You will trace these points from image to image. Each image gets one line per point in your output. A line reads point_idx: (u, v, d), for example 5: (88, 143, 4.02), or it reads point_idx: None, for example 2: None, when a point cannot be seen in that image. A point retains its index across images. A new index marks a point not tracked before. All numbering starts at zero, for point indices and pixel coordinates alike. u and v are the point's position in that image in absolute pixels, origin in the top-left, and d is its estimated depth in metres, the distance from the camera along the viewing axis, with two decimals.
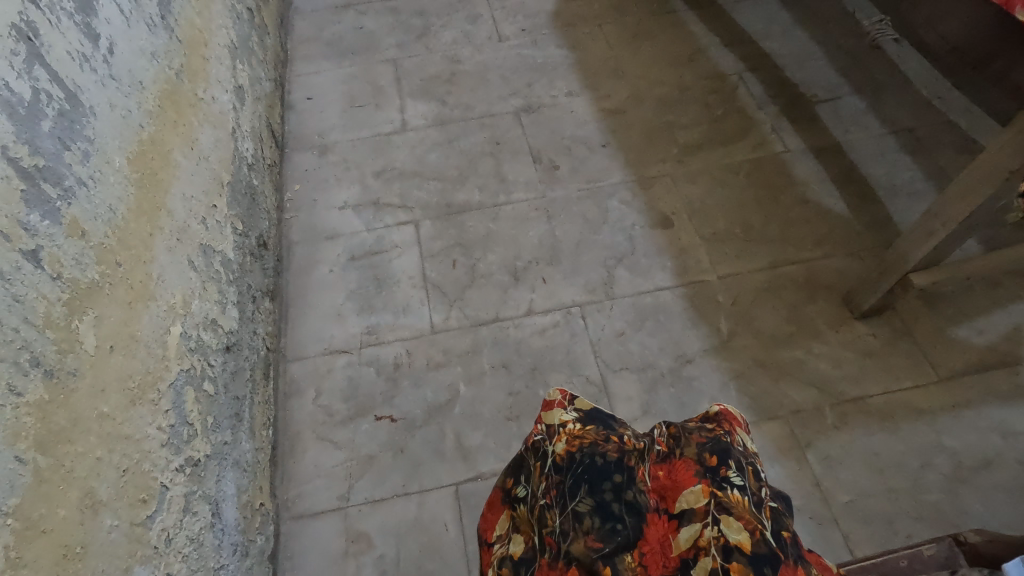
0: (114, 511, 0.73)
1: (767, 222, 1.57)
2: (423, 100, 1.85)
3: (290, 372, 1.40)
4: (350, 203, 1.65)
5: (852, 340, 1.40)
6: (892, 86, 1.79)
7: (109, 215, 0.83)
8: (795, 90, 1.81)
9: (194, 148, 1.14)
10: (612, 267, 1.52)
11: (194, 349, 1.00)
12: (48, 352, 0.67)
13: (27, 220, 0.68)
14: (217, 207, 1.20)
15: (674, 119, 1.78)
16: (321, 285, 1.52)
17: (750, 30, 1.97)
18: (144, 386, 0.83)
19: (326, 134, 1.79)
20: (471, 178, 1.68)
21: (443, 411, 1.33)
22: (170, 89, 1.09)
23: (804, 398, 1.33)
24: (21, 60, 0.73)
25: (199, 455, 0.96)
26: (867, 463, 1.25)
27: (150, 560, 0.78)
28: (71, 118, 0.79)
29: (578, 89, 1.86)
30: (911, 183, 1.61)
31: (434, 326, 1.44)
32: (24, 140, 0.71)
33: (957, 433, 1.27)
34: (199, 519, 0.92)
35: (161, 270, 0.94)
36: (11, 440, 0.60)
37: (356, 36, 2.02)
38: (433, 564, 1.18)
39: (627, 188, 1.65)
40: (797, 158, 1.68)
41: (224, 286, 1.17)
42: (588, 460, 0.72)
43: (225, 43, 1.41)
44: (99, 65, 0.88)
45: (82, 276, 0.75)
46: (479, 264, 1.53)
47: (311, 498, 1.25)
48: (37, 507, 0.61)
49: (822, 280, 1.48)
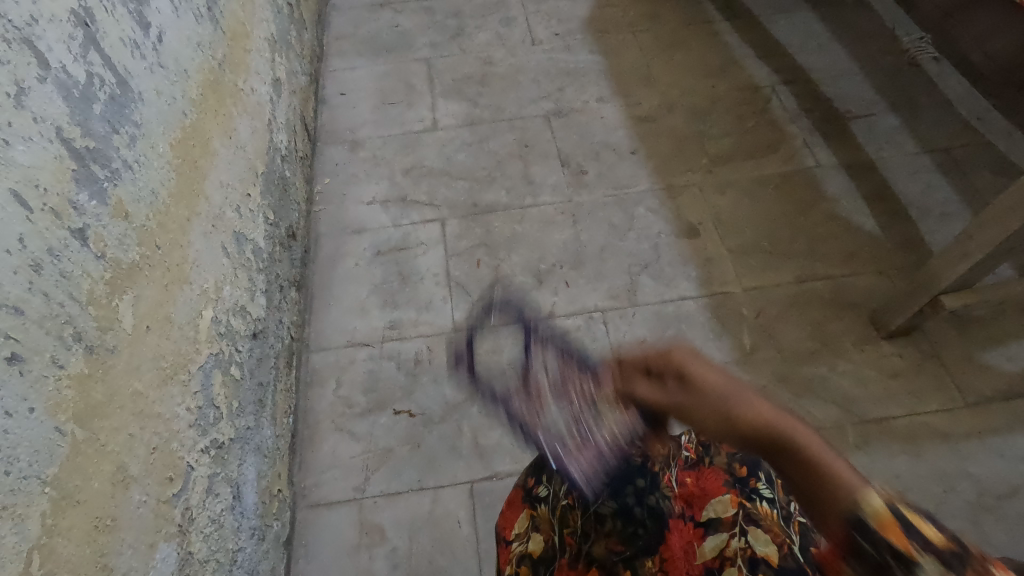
0: (143, 487, 0.75)
1: (796, 236, 1.56)
2: (454, 100, 1.87)
3: (312, 362, 1.42)
4: (377, 198, 1.67)
5: (878, 359, 1.38)
6: (929, 105, 1.77)
7: (150, 198, 0.85)
8: (829, 105, 1.80)
9: (232, 137, 1.16)
10: (636, 274, 1.52)
11: (223, 333, 1.02)
12: (88, 328, 0.69)
13: (76, 199, 0.70)
14: (251, 195, 1.22)
15: (705, 129, 1.77)
16: (346, 278, 1.54)
17: (785, 43, 1.95)
18: (175, 367, 0.85)
19: (357, 129, 1.81)
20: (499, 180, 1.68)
21: (461, 409, 1.34)
22: (213, 78, 1.11)
23: (826, 415, 1.31)
24: (78, 45, 0.75)
25: (224, 438, 0.97)
26: (888, 486, 1.23)
27: (174, 538, 0.80)
28: (120, 102, 0.82)
29: (609, 96, 1.86)
30: (945, 204, 1.59)
31: (455, 324, 1.45)
32: (77, 122, 0.73)
33: (982, 459, 1.25)
34: (221, 501, 0.94)
35: (197, 254, 0.96)
36: (52, 412, 0.61)
37: (391, 34, 2.05)
38: (444, 561, 1.19)
39: (654, 197, 1.65)
40: (829, 174, 1.66)
41: (253, 273, 1.19)
42: (611, 463, 0.74)
43: (265, 37, 1.43)
44: (148, 53, 0.91)
45: (123, 257, 0.77)
46: (503, 265, 1.54)
47: (327, 487, 1.27)
48: (72, 479, 0.63)
49: (849, 298, 1.46)
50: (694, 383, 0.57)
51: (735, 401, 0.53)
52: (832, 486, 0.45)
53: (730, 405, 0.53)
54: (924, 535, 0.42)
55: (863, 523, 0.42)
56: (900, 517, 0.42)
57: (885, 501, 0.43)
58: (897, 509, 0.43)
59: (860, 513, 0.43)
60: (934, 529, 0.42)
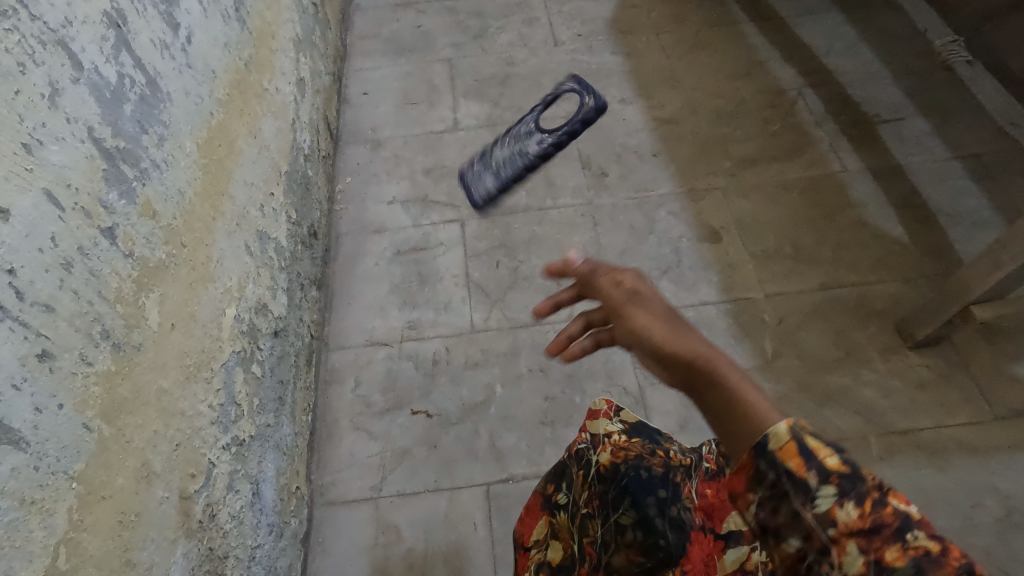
0: (166, 483, 0.76)
1: (820, 242, 1.54)
2: (475, 101, 1.87)
3: (331, 360, 1.43)
4: (398, 198, 1.67)
5: (904, 369, 1.35)
6: (961, 109, 1.73)
7: (177, 197, 0.86)
8: (856, 108, 1.76)
9: (257, 137, 1.17)
10: (656, 278, 1.50)
11: (245, 332, 1.03)
12: (116, 326, 0.70)
13: (106, 198, 0.71)
14: (274, 194, 1.23)
15: (728, 132, 1.75)
16: (366, 277, 1.55)
17: (812, 45, 1.92)
18: (198, 364, 0.86)
19: (379, 129, 1.82)
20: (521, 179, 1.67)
21: (478, 411, 1.34)
22: (239, 78, 1.12)
23: (849, 426, 1.29)
24: (110, 46, 0.76)
25: (244, 435, 0.98)
26: (913, 499, 1.21)
27: (194, 534, 0.81)
28: (149, 103, 0.83)
29: (631, 98, 1.84)
30: (976, 212, 1.55)
31: (474, 326, 1.45)
32: (108, 121, 0.74)
33: (1011, 475, 1.22)
34: (241, 497, 0.95)
35: (221, 253, 0.97)
36: (80, 408, 0.62)
37: (413, 34, 2.05)
38: (459, 563, 1.18)
39: (676, 200, 1.63)
40: (855, 179, 1.63)
41: (276, 272, 1.20)
42: (633, 473, 0.71)
43: (290, 37, 1.44)
44: (176, 54, 0.92)
45: (151, 255, 0.78)
46: (522, 267, 1.53)
47: (344, 486, 1.27)
48: (98, 474, 0.64)
49: (875, 306, 1.43)
50: (647, 306, 0.57)
51: (678, 330, 0.53)
52: (749, 413, 0.44)
53: (675, 332, 0.53)
54: (822, 463, 0.41)
55: (763, 445, 0.42)
56: (801, 446, 0.41)
57: (791, 431, 0.42)
58: (800, 438, 0.42)
59: (762, 437, 0.43)
60: (835, 458, 0.41)
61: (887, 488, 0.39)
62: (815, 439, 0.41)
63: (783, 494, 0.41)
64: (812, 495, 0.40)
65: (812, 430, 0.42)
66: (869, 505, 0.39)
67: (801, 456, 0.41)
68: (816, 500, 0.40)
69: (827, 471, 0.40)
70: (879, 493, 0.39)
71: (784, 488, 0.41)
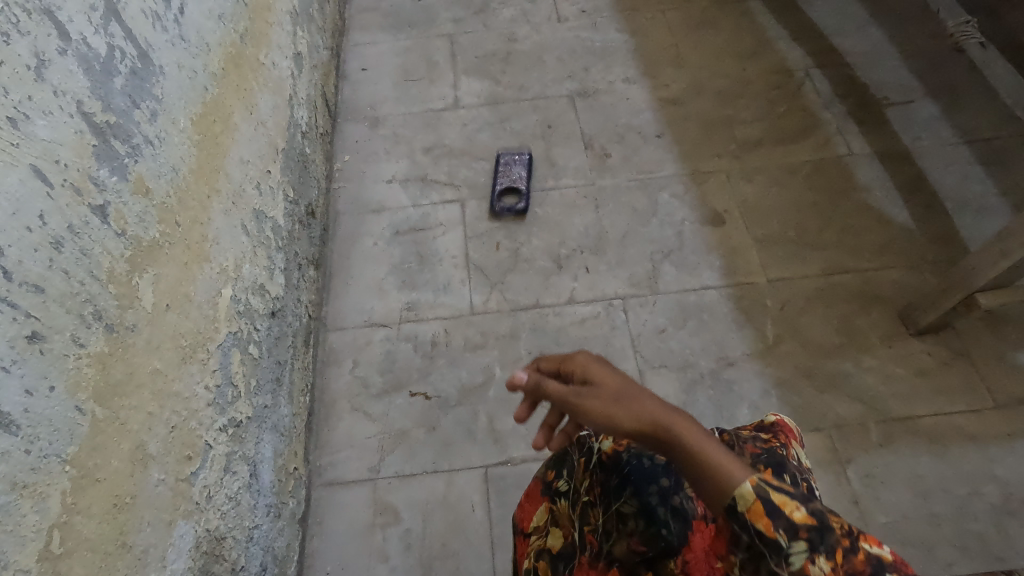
0: (161, 465, 0.75)
1: (825, 227, 1.52)
2: (476, 78, 1.83)
3: (329, 341, 1.42)
4: (397, 177, 1.65)
5: (905, 356, 1.34)
6: (971, 92, 1.70)
7: (171, 174, 0.84)
8: (864, 90, 1.73)
9: (253, 113, 1.15)
10: (658, 262, 1.49)
11: (242, 312, 1.02)
12: (108, 306, 0.68)
13: (96, 175, 0.69)
14: (271, 172, 1.21)
15: (734, 113, 1.72)
16: (365, 257, 1.53)
17: (821, 24, 1.88)
18: (194, 345, 0.85)
19: (378, 106, 1.79)
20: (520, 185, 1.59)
21: (477, 393, 1.33)
22: (234, 52, 1.09)
23: (849, 412, 1.29)
24: (98, 16, 0.74)
25: (242, 417, 0.98)
26: (910, 486, 1.21)
27: (191, 516, 0.80)
28: (141, 76, 0.80)
29: (635, 76, 1.81)
30: (983, 198, 1.53)
31: (473, 308, 1.44)
32: (98, 95, 0.71)
33: (1010, 463, 1.22)
34: (238, 479, 0.95)
35: (217, 232, 0.95)
36: (72, 390, 0.61)
37: (413, 8, 2.01)
38: (458, 544, 1.19)
39: (679, 182, 1.61)
40: (861, 163, 1.61)
41: (273, 252, 1.18)
42: (635, 462, 0.72)
43: (287, 10, 1.41)
44: (169, 25, 0.89)
45: (144, 234, 0.76)
46: (522, 248, 1.52)
47: (342, 467, 1.27)
48: (91, 457, 0.63)
49: (878, 292, 1.42)
50: (594, 388, 0.66)
51: (625, 405, 0.62)
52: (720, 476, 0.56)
53: (623, 408, 0.62)
54: (789, 518, 0.54)
55: (734, 507, 0.55)
56: (767, 504, 0.55)
57: (755, 490, 0.55)
58: (765, 495, 0.55)
59: (736, 501, 0.55)
60: (800, 511, 0.54)
61: (854, 536, 0.53)
62: (779, 496, 0.55)
63: (762, 552, 0.55)
64: (785, 552, 0.54)
65: (775, 489, 0.56)
66: (841, 556, 0.52)
67: (769, 515, 0.54)
68: (790, 558, 0.53)
69: (794, 525, 0.54)
70: (849, 541, 0.53)
71: (758, 547, 0.55)
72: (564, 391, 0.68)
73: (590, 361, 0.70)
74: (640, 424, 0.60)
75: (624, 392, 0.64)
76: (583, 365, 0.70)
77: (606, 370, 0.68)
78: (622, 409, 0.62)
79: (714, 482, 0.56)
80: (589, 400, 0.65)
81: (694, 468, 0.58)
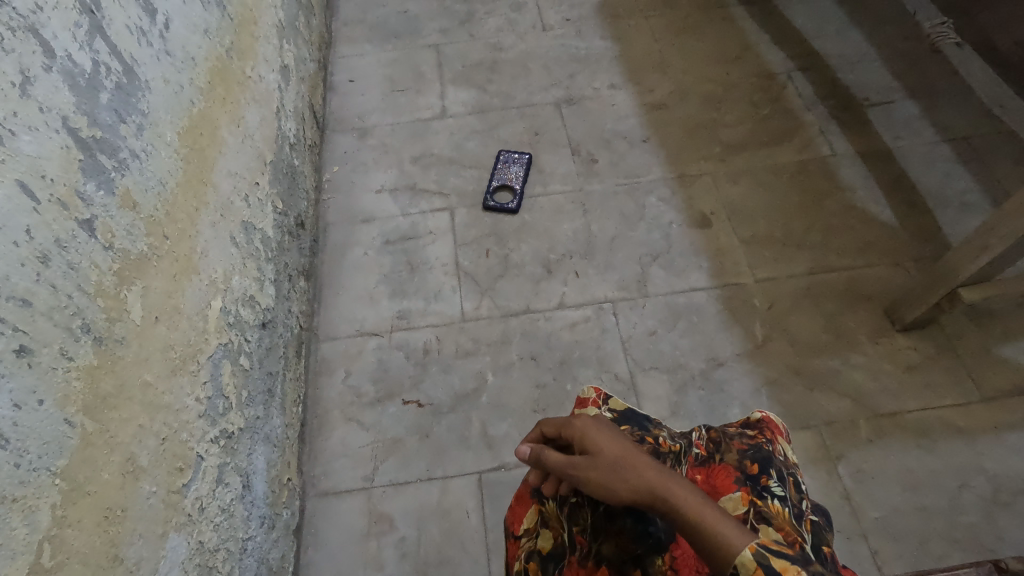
0: (152, 478, 0.75)
1: (810, 227, 1.54)
2: (463, 87, 1.84)
3: (321, 351, 1.42)
4: (386, 186, 1.66)
5: (892, 353, 1.36)
6: (950, 92, 1.73)
7: (158, 187, 0.85)
8: (846, 92, 1.76)
9: (240, 126, 1.15)
10: (646, 264, 1.50)
11: (232, 324, 1.02)
12: (97, 319, 0.68)
13: (83, 190, 0.70)
14: (259, 184, 1.22)
15: (718, 116, 1.74)
16: (355, 267, 1.53)
17: (802, 28, 1.91)
18: (184, 357, 0.85)
19: (366, 116, 1.80)
20: (516, 183, 1.62)
21: (469, 400, 1.34)
22: (220, 66, 1.10)
23: (839, 409, 1.30)
24: (83, 32, 0.74)
25: (233, 428, 0.98)
26: (901, 480, 1.22)
27: (183, 527, 0.80)
28: (127, 91, 0.81)
29: (620, 83, 1.83)
30: (964, 194, 1.55)
31: (464, 314, 1.44)
32: (83, 111, 0.72)
33: (997, 455, 1.23)
34: (231, 491, 0.94)
35: (205, 244, 0.96)
36: (61, 404, 0.61)
37: (399, 20, 2.02)
38: (453, 551, 1.19)
39: (666, 185, 1.63)
40: (844, 163, 1.63)
41: (262, 263, 1.19)
42: None
43: (273, 23, 1.42)
44: (154, 40, 0.90)
45: (131, 247, 0.76)
46: (512, 255, 1.53)
47: (336, 477, 1.27)
48: (82, 470, 0.63)
49: (864, 290, 1.44)
50: (593, 457, 0.68)
51: (624, 476, 0.65)
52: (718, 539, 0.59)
53: (621, 479, 0.65)
54: None
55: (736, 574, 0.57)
56: (768, 571, 0.56)
57: (755, 557, 0.57)
58: (765, 561, 0.56)
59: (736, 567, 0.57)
60: None
61: None
62: (780, 562, 0.57)
63: None
64: None
65: (775, 554, 0.57)
66: None
67: None
68: None
69: None
70: None
71: None
72: (564, 461, 0.70)
73: (588, 427, 0.70)
74: (639, 495, 0.64)
75: (622, 460, 0.66)
76: (582, 430, 0.71)
77: (605, 436, 0.69)
78: (622, 480, 0.65)
79: (713, 550, 0.58)
80: (589, 471, 0.68)
81: (694, 536, 0.60)
